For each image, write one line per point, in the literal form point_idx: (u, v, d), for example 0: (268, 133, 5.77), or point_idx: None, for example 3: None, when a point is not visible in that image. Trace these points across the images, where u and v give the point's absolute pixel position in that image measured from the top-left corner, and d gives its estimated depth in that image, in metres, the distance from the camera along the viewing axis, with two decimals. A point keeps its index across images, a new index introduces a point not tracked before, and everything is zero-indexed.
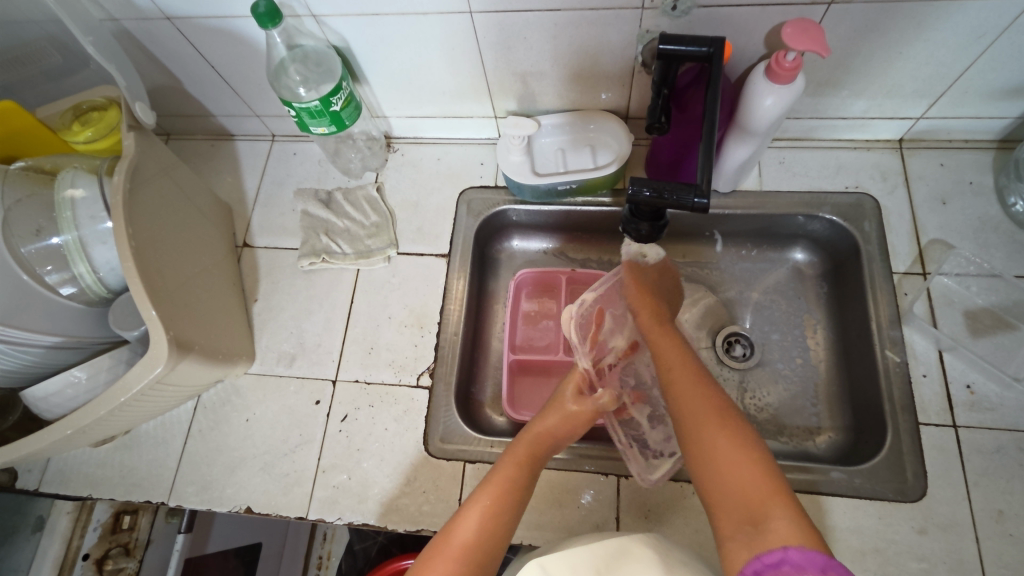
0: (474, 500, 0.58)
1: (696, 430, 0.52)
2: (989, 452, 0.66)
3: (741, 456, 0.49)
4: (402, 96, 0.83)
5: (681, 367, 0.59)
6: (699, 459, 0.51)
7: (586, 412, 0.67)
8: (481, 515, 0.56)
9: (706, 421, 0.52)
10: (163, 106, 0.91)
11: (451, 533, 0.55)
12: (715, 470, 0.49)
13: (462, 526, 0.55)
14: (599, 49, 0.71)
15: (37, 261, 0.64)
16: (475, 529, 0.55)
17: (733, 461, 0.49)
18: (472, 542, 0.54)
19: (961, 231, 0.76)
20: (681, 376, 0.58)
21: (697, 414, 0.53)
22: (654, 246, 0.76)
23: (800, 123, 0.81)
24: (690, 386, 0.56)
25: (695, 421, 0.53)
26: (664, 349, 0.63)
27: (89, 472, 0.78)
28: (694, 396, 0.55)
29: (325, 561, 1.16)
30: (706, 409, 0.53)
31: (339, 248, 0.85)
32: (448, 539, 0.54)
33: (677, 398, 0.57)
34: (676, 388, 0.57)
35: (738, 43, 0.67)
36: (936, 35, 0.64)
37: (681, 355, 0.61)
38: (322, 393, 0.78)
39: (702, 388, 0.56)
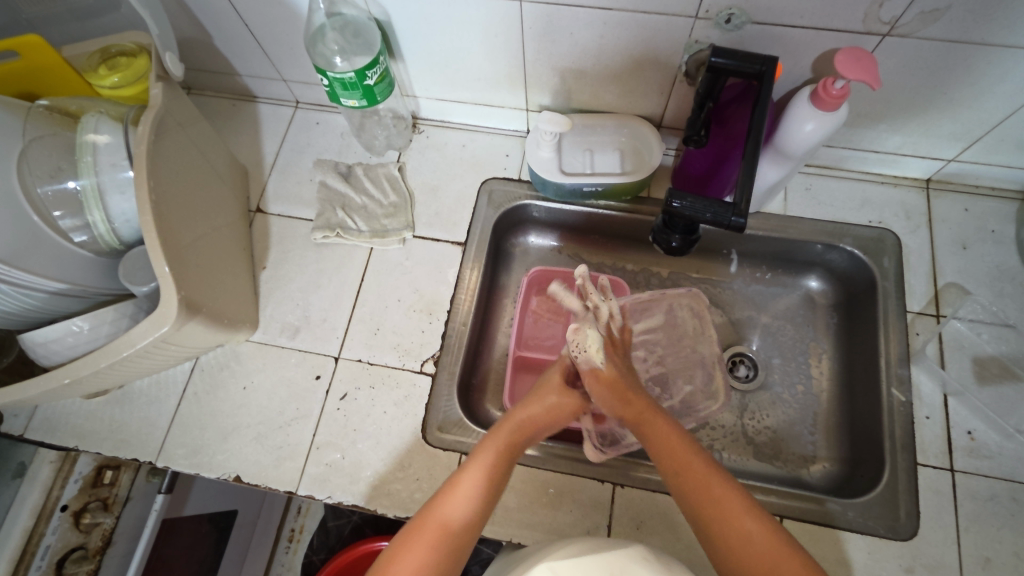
0: (458, 477, 0.58)
1: (730, 528, 0.54)
2: (983, 499, 0.66)
3: (779, 552, 0.51)
4: (436, 77, 0.81)
5: (685, 459, 0.59)
6: (735, 560, 0.53)
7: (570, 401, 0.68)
8: (465, 497, 0.56)
9: (734, 514, 0.55)
10: (189, 60, 0.88)
11: (436, 508, 0.56)
12: (759, 573, 0.51)
13: (446, 506, 0.56)
14: (644, 54, 0.70)
15: (52, 204, 0.62)
16: (456, 510, 0.55)
17: (774, 559, 0.51)
18: (456, 524, 0.55)
19: (978, 278, 0.76)
20: (683, 462, 0.59)
21: (721, 509, 0.55)
22: (595, 336, 0.67)
23: (832, 152, 0.80)
24: (706, 478, 0.57)
25: (726, 514, 0.55)
26: (661, 435, 0.62)
27: (77, 424, 0.76)
28: (705, 489, 0.57)
29: (297, 534, 1.17)
30: (733, 500, 0.55)
31: (355, 224, 0.84)
32: (430, 519, 0.55)
33: (691, 493, 0.57)
34: (680, 474, 0.58)
35: (786, 64, 0.67)
36: (984, 80, 0.64)
37: (675, 438, 0.61)
38: (323, 369, 0.77)
39: (713, 480, 0.57)
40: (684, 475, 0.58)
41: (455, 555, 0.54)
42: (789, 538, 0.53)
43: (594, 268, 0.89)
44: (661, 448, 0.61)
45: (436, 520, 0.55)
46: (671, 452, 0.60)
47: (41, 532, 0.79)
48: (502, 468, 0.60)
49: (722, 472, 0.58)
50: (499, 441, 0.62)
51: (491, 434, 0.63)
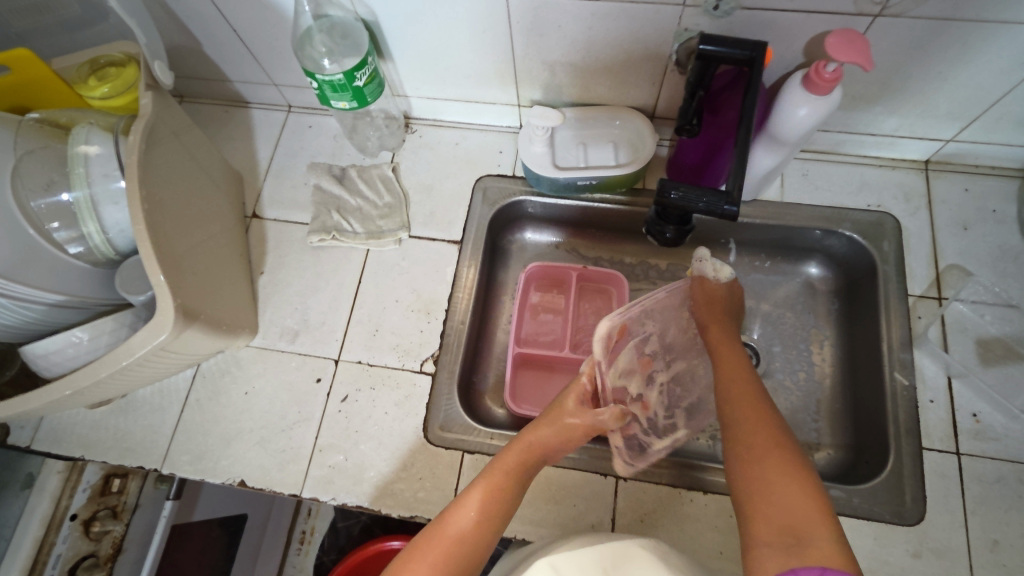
0: (464, 498, 0.57)
1: (746, 441, 0.53)
2: (989, 481, 0.66)
3: (787, 469, 0.50)
4: (426, 76, 0.81)
5: (740, 375, 0.61)
6: (743, 471, 0.52)
7: (585, 422, 0.65)
8: (471, 515, 0.55)
9: (760, 419, 0.55)
10: (179, 68, 0.89)
11: (445, 520, 0.55)
12: (761, 485, 0.49)
13: (451, 524, 0.54)
14: (634, 45, 0.69)
15: (46, 216, 0.62)
16: (461, 530, 0.54)
17: (779, 476, 0.49)
18: (461, 541, 0.54)
19: (980, 259, 0.75)
20: (734, 375, 0.61)
21: (749, 422, 0.55)
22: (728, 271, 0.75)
23: (828, 136, 0.79)
24: (750, 397, 0.57)
25: (750, 427, 0.54)
26: (725, 351, 0.66)
27: (82, 433, 0.77)
28: (748, 396, 0.58)
29: (308, 536, 1.18)
30: (762, 417, 0.55)
31: (351, 226, 0.84)
32: (434, 532, 0.54)
33: (731, 401, 0.58)
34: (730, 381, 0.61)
35: (778, 49, 0.66)
36: (979, 57, 0.63)
37: (738, 360, 0.64)
38: (324, 372, 0.77)
39: (757, 399, 0.57)
40: (732, 389, 0.59)
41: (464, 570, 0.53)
42: (807, 466, 0.50)
43: (592, 262, 0.89)
44: (722, 363, 0.64)
45: (439, 539, 0.53)
46: (728, 367, 0.63)
47: (50, 541, 0.79)
48: (509, 491, 0.58)
49: (766, 394, 0.58)
50: (507, 464, 0.60)
51: (498, 457, 0.61)
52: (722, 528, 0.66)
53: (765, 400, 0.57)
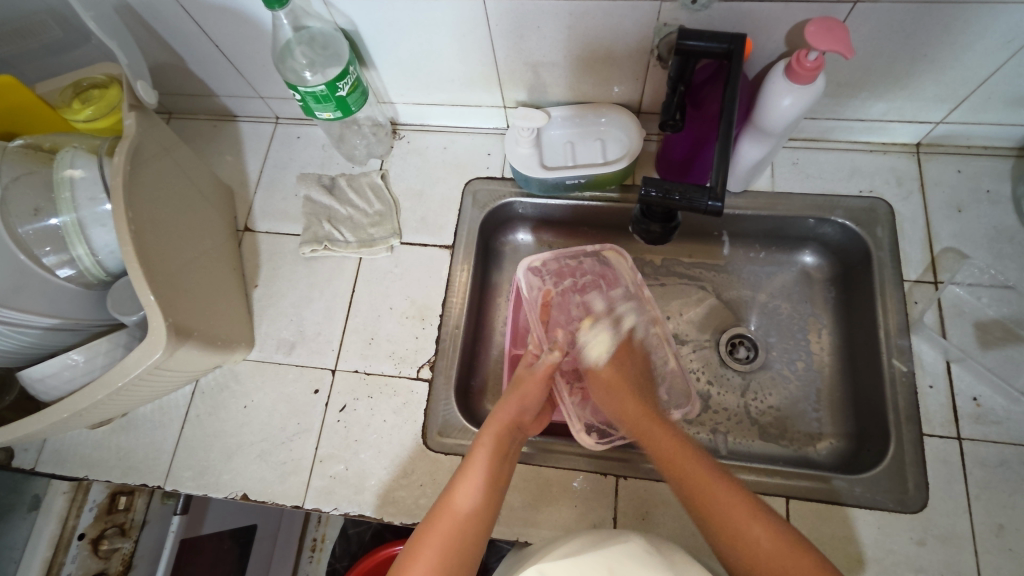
0: (462, 476, 0.60)
1: (740, 538, 0.55)
2: (992, 465, 0.65)
3: (787, 551, 0.53)
4: (410, 82, 0.81)
5: (696, 460, 0.61)
6: (745, 560, 0.55)
7: (538, 382, 0.70)
8: (469, 490, 0.59)
9: (738, 516, 0.57)
10: (165, 85, 0.89)
11: (448, 500, 0.59)
12: (772, 573, 0.53)
13: (455, 501, 0.59)
14: (614, 41, 0.69)
15: (35, 242, 0.63)
16: (463, 504, 0.58)
17: (783, 558, 0.53)
18: (465, 512, 0.58)
19: (975, 240, 0.74)
20: (685, 465, 0.61)
21: (733, 515, 0.57)
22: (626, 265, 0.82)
23: (817, 124, 0.79)
24: (712, 483, 0.59)
25: (737, 522, 0.56)
26: (662, 443, 0.65)
27: (85, 453, 0.78)
28: (706, 490, 0.59)
29: (319, 543, 1.17)
30: (744, 506, 0.57)
31: (342, 236, 0.84)
32: (442, 511, 0.58)
33: (699, 498, 0.59)
34: (681, 479, 0.61)
35: (759, 40, 0.65)
36: (963, 38, 0.62)
37: (676, 443, 0.64)
38: (322, 382, 0.77)
39: (726, 488, 0.59)
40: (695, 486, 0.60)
41: (474, 540, 0.57)
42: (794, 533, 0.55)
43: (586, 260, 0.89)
44: (666, 455, 0.63)
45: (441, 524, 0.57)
46: (679, 459, 0.62)
47: (60, 561, 0.80)
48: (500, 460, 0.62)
49: (723, 477, 0.60)
50: (496, 439, 0.63)
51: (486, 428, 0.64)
52: None
53: (734, 484, 0.59)
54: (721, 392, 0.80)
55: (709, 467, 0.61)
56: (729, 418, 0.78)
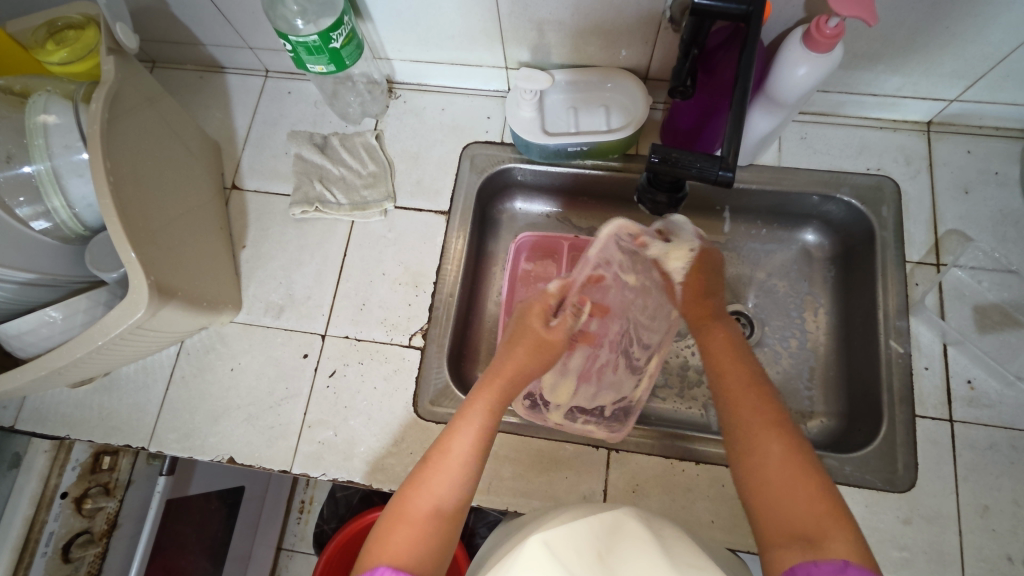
0: (434, 464, 0.54)
1: (757, 440, 0.53)
2: (981, 448, 0.65)
3: (798, 472, 0.50)
4: (408, 37, 0.77)
5: (734, 366, 0.60)
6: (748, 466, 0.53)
7: (556, 340, 0.67)
8: (449, 481, 0.53)
9: (765, 427, 0.54)
10: (149, 30, 0.84)
11: (419, 489, 0.52)
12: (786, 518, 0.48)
13: (433, 490, 0.52)
14: (625, 1, 0.65)
15: (8, 192, 0.59)
16: (440, 497, 0.52)
17: (791, 476, 0.50)
18: (444, 504, 0.52)
19: (980, 223, 0.73)
20: (732, 372, 0.59)
21: (755, 426, 0.54)
22: (688, 244, 0.72)
23: (828, 97, 0.76)
24: (746, 391, 0.57)
25: (753, 436, 0.53)
26: (713, 342, 0.64)
27: (67, 413, 0.76)
28: (749, 399, 0.56)
29: (307, 505, 1.24)
30: (773, 420, 0.54)
31: (334, 197, 0.81)
32: (418, 499, 0.52)
33: (731, 405, 0.57)
34: (725, 379, 0.59)
35: (777, 4, 0.62)
36: (989, 10, 0.60)
37: (731, 351, 0.62)
38: (311, 347, 0.75)
39: (759, 395, 0.56)
40: (727, 386, 0.58)
41: (446, 539, 0.51)
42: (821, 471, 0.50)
43: (585, 232, 0.87)
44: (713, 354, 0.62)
45: (413, 508, 0.51)
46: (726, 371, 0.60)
47: (42, 519, 0.77)
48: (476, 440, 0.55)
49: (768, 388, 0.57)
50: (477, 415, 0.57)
51: (467, 403, 0.59)
52: (714, 498, 0.66)
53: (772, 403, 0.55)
54: None
55: (756, 377, 0.58)
56: None
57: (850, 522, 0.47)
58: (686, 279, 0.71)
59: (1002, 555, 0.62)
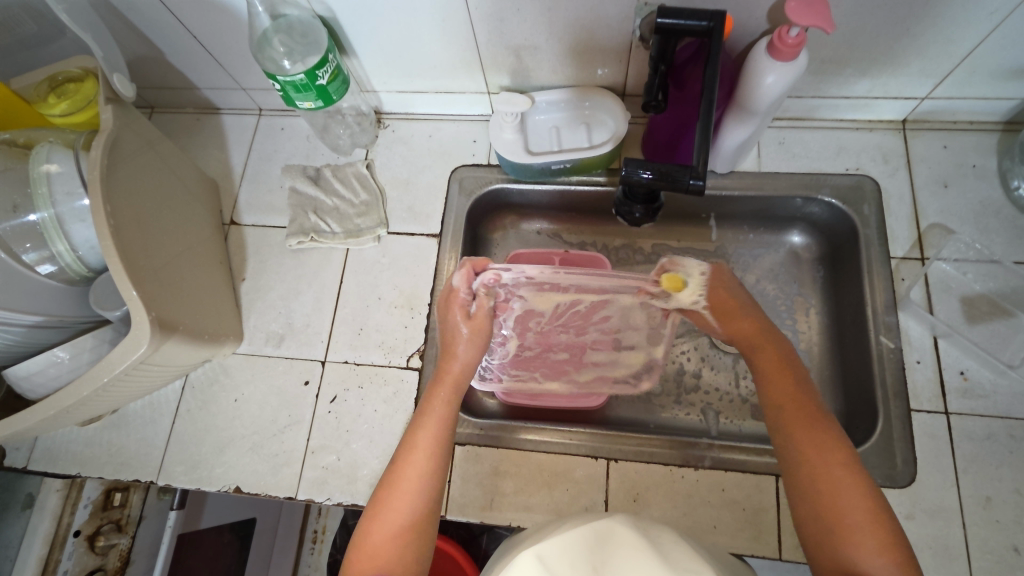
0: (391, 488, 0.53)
1: (809, 463, 0.51)
2: (979, 439, 0.65)
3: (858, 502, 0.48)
4: (392, 70, 0.80)
5: (789, 385, 0.58)
6: (807, 492, 0.50)
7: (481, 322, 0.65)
8: (405, 502, 0.52)
9: (829, 451, 0.51)
10: (146, 78, 0.88)
11: (374, 517, 0.52)
12: (830, 526, 0.48)
13: (387, 516, 0.51)
14: (596, 23, 0.68)
15: (14, 239, 0.62)
16: (405, 511, 0.52)
17: (846, 504, 0.48)
18: (406, 524, 0.51)
19: (962, 216, 0.74)
20: (789, 391, 0.57)
21: (805, 446, 0.52)
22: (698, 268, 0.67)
23: (803, 102, 0.78)
24: (805, 413, 0.55)
25: (805, 457, 0.52)
26: (767, 361, 0.61)
27: (77, 451, 0.77)
28: (810, 421, 0.54)
29: (320, 534, 1.23)
30: (820, 440, 0.52)
31: (328, 227, 0.83)
32: (376, 532, 0.51)
33: (787, 423, 0.55)
34: (784, 397, 0.57)
35: (741, 17, 0.64)
36: (946, 11, 0.62)
37: (787, 370, 0.59)
38: (311, 374, 0.77)
39: (812, 417, 0.54)
40: (786, 406, 0.56)
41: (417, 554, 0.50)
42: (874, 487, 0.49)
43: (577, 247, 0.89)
44: (767, 372, 0.60)
45: (377, 532, 0.51)
46: (780, 383, 0.58)
47: (56, 559, 0.79)
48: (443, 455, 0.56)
49: (825, 412, 0.55)
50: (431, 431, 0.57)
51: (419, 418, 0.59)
52: (715, 503, 0.66)
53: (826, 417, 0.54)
54: (712, 375, 0.80)
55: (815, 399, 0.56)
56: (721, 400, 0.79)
57: (901, 541, 0.46)
58: (709, 304, 0.67)
59: (1008, 546, 0.61)
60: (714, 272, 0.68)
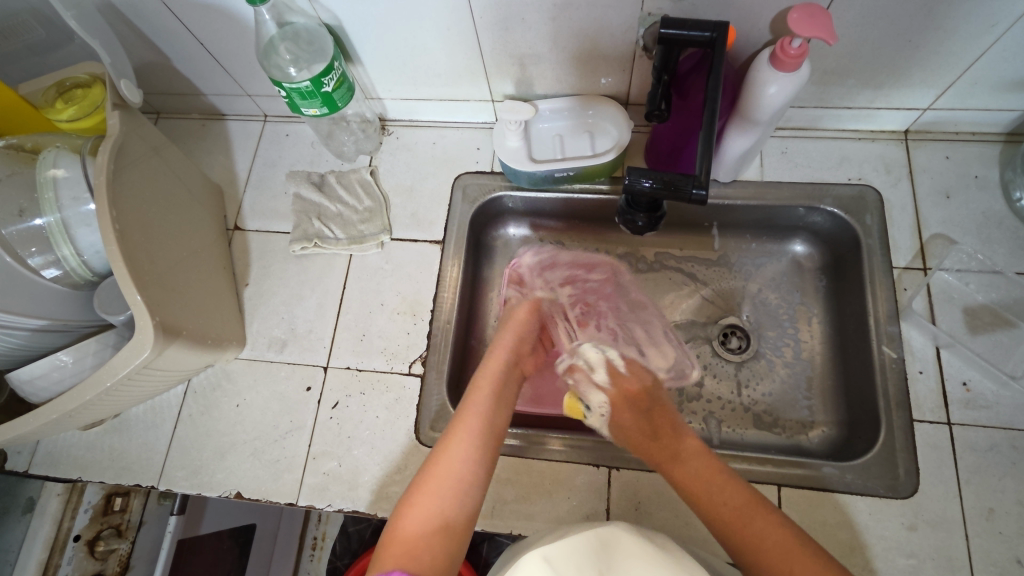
0: (427, 477, 0.55)
1: (765, 563, 0.51)
2: (982, 450, 0.65)
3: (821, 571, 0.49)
4: (396, 77, 0.81)
5: (720, 487, 0.57)
6: None
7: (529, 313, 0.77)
8: (439, 492, 0.54)
9: (780, 539, 0.52)
10: (153, 84, 0.88)
11: (409, 506, 0.53)
12: None
13: (420, 505, 0.53)
14: (600, 33, 0.69)
15: (20, 243, 0.62)
16: (444, 501, 0.53)
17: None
18: (441, 515, 0.52)
19: (964, 226, 0.74)
20: (722, 504, 0.56)
21: (762, 549, 0.52)
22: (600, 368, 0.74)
23: (805, 112, 0.79)
24: (741, 515, 0.55)
25: (764, 553, 0.52)
26: (692, 475, 0.59)
27: (78, 455, 0.77)
28: (750, 520, 0.54)
29: (320, 541, 1.17)
30: (772, 529, 0.53)
31: (332, 233, 0.84)
32: (405, 522, 0.52)
33: (730, 535, 0.55)
34: (719, 506, 0.56)
35: (743, 28, 0.65)
36: (948, 23, 0.62)
37: (711, 474, 0.59)
38: (314, 380, 0.77)
39: (756, 508, 0.55)
40: (720, 513, 0.56)
41: (449, 546, 0.51)
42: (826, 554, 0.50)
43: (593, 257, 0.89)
44: (693, 489, 0.59)
45: (411, 520, 0.52)
46: (705, 498, 0.57)
47: (56, 563, 0.80)
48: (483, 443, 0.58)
49: (762, 503, 0.56)
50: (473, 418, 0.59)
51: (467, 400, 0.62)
52: None
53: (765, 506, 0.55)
54: (713, 384, 0.80)
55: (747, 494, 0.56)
56: (723, 409, 0.79)
57: None
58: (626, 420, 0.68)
59: (1012, 558, 0.61)
60: (617, 386, 0.72)
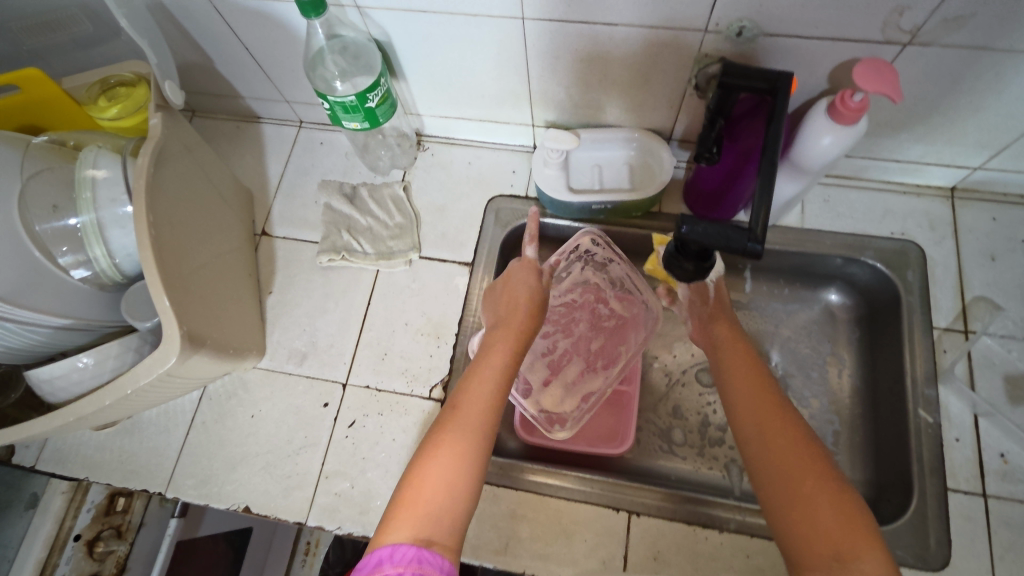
0: (445, 427, 0.54)
1: (777, 451, 0.52)
2: (1018, 526, 0.63)
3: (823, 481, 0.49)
4: (439, 95, 0.80)
5: (757, 387, 0.59)
6: (777, 487, 0.51)
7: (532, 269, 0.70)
8: (452, 446, 0.52)
9: (797, 442, 0.53)
10: (193, 83, 0.88)
11: (423, 458, 0.52)
12: (788, 486, 0.50)
13: (434, 454, 0.52)
14: (653, 70, 0.67)
15: (53, 240, 0.61)
16: (455, 450, 0.52)
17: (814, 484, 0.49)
18: (449, 468, 0.51)
19: (1008, 291, 0.73)
20: (755, 401, 0.57)
21: (777, 440, 0.53)
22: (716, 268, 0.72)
23: (851, 162, 0.77)
24: (774, 410, 0.56)
25: (777, 447, 0.53)
26: (739, 373, 0.61)
27: (87, 454, 0.76)
28: (780, 419, 0.55)
29: (313, 547, 1.06)
30: (791, 430, 0.54)
31: (360, 247, 0.83)
32: (421, 466, 0.51)
33: (758, 420, 0.56)
34: (752, 403, 0.57)
35: (800, 76, 0.63)
36: (1013, 87, 0.61)
37: (754, 376, 0.60)
38: (331, 396, 0.76)
39: (783, 412, 0.55)
40: (747, 410, 0.57)
41: (456, 490, 0.50)
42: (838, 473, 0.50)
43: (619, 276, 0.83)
44: (739, 381, 0.60)
45: (427, 467, 0.51)
46: (743, 388, 0.59)
47: (54, 562, 0.78)
48: (488, 414, 0.55)
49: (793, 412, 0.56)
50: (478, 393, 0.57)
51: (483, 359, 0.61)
52: (738, 569, 0.64)
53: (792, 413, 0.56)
54: None
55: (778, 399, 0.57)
56: None
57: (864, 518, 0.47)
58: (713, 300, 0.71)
59: None
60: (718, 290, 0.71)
